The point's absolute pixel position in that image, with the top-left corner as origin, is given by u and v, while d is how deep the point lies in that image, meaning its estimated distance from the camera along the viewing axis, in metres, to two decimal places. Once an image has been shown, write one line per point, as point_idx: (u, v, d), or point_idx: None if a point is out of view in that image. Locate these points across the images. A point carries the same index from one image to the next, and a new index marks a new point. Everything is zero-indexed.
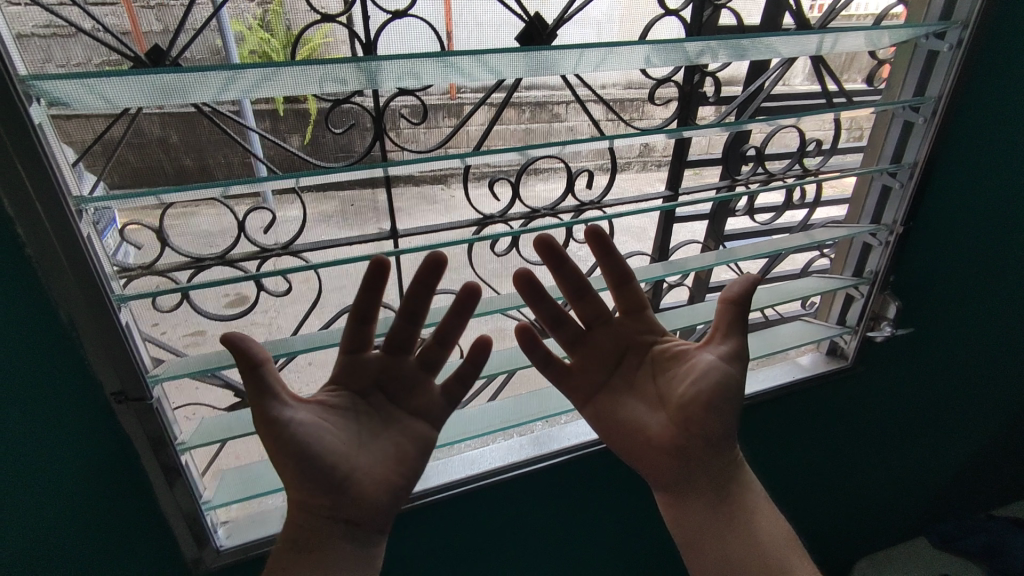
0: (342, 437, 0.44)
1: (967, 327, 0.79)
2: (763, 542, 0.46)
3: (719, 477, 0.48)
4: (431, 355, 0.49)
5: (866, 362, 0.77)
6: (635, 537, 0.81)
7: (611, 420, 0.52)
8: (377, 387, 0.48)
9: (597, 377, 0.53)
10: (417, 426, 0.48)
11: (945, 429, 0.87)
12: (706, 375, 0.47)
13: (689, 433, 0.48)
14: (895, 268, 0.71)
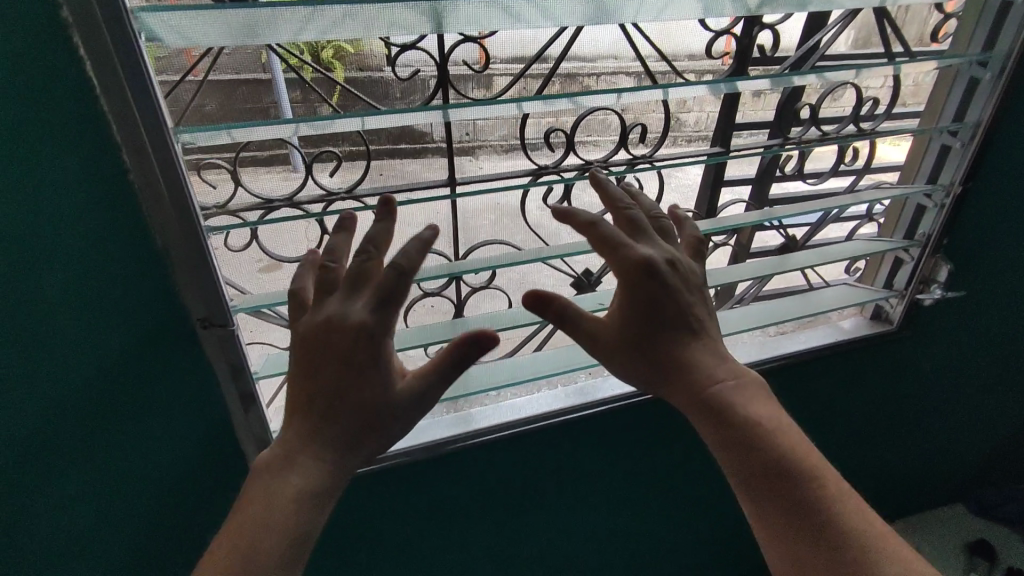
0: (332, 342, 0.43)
1: (1021, 292, 0.77)
2: (770, 446, 0.42)
3: (704, 384, 0.44)
4: None
5: (913, 326, 0.77)
6: (669, 491, 0.84)
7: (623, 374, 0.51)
8: None
9: None
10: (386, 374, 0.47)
11: (989, 397, 0.86)
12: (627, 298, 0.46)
13: (657, 360, 0.46)
14: (950, 230, 0.70)
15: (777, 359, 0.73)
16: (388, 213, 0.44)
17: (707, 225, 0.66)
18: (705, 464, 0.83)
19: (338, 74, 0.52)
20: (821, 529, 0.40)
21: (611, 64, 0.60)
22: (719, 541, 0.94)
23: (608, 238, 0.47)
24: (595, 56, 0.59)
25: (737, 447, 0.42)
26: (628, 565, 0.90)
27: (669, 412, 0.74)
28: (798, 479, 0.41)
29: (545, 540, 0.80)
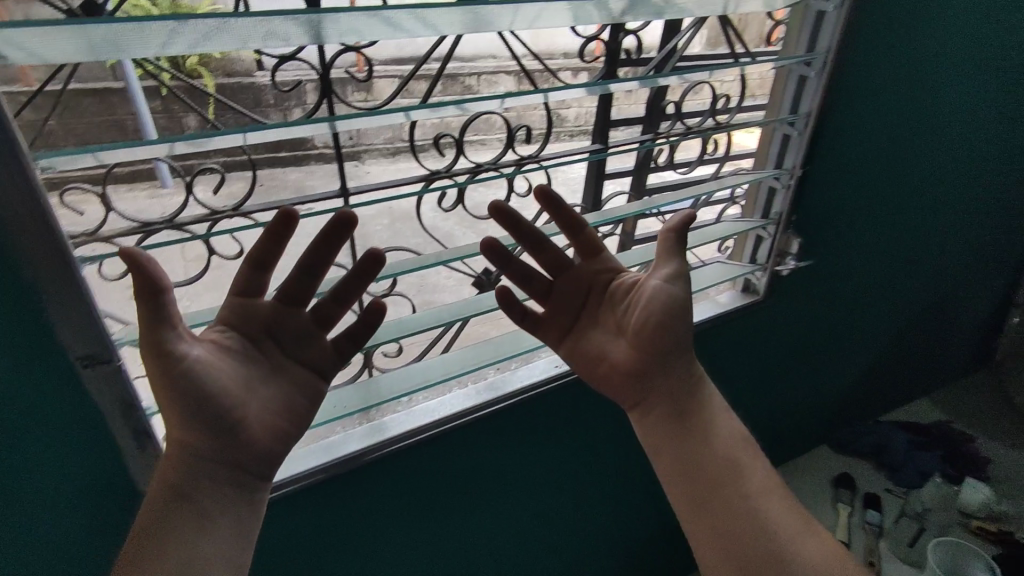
0: (229, 375, 0.45)
1: (855, 257, 0.90)
2: (717, 445, 0.54)
3: (689, 382, 0.56)
4: (325, 311, 0.51)
5: (777, 294, 0.87)
6: (587, 472, 0.88)
7: (581, 352, 0.59)
8: (265, 332, 0.48)
9: (565, 317, 0.60)
10: (306, 379, 0.49)
11: (840, 350, 1.00)
12: (653, 299, 0.54)
13: (661, 352, 0.55)
14: (796, 209, 0.81)
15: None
16: (283, 228, 0.46)
17: (594, 218, 0.71)
18: (616, 442, 0.88)
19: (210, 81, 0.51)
20: (753, 518, 0.51)
21: (492, 65, 0.69)
22: (636, 513, 1.00)
23: (593, 243, 0.59)
24: (475, 58, 0.66)
25: (696, 435, 0.54)
26: (556, 550, 0.94)
27: (578, 397, 0.79)
28: (737, 467, 0.53)
29: (474, 538, 0.82)
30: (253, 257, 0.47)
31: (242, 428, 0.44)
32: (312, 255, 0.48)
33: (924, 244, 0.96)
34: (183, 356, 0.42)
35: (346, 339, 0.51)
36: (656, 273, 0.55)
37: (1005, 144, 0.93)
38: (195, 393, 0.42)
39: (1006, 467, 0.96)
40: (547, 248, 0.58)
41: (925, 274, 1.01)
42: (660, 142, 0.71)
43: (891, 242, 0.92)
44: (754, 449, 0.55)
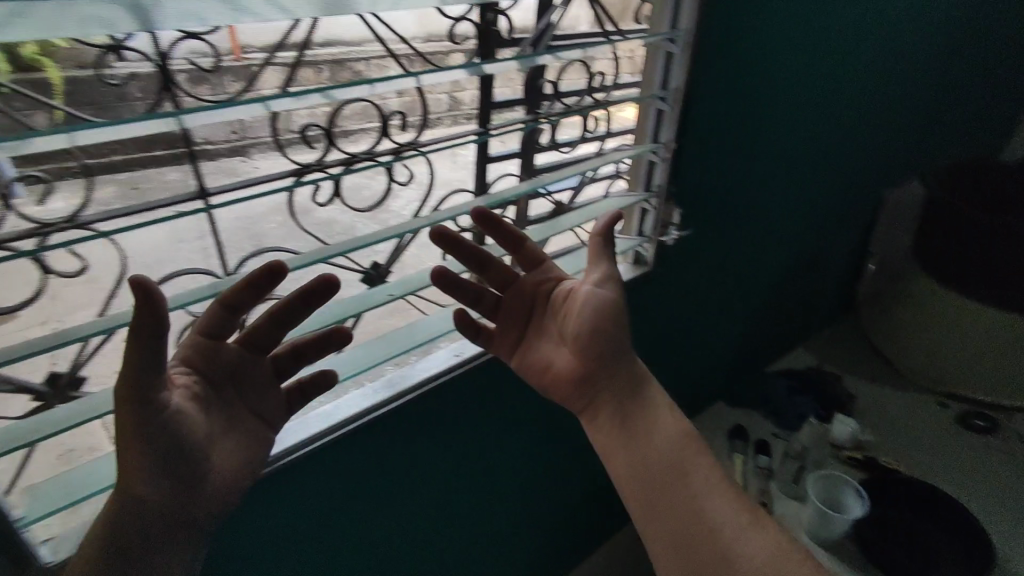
0: (194, 422, 0.49)
1: (730, 223, 0.96)
2: (657, 439, 0.60)
3: (632, 380, 0.63)
4: (281, 364, 0.57)
5: (664, 264, 0.91)
6: (499, 457, 0.89)
7: (531, 361, 0.66)
8: (226, 380, 0.53)
9: (515, 329, 0.67)
10: (257, 428, 0.55)
11: (725, 311, 1.07)
12: (583, 306, 0.61)
13: (599, 355, 0.62)
14: (673, 180, 0.84)
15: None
16: (267, 282, 0.50)
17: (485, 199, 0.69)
18: (525, 423, 0.89)
19: (53, 73, 0.50)
20: (691, 505, 0.57)
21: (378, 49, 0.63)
22: (551, 488, 1.03)
23: (538, 258, 0.66)
24: (361, 41, 0.62)
25: (638, 430, 0.61)
26: (476, 538, 0.94)
27: (482, 383, 0.79)
28: (676, 459, 0.59)
29: (390, 539, 0.80)
30: (227, 305, 0.51)
31: (199, 466, 0.49)
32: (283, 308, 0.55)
33: (790, 205, 1.05)
34: (155, 406, 0.44)
35: (297, 387, 0.58)
36: (589, 278, 0.62)
37: (851, 111, 1.03)
38: (162, 438, 0.45)
39: (867, 395, 1.06)
40: (490, 267, 0.65)
41: (793, 234, 1.10)
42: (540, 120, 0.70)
43: (761, 206, 0.99)
44: (698, 440, 0.61)
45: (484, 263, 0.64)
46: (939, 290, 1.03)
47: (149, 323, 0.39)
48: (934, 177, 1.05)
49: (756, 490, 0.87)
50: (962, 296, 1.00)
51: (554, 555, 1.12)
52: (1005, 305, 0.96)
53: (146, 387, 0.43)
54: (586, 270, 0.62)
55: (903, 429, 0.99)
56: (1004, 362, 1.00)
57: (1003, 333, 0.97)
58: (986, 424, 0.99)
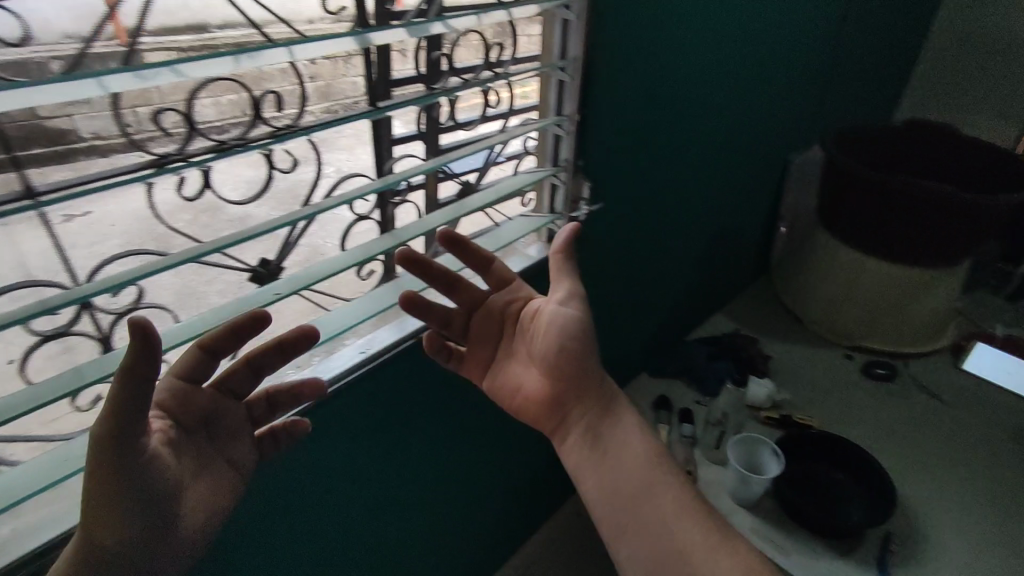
0: (171, 469, 0.47)
1: (641, 195, 0.96)
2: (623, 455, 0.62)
3: (598, 397, 0.65)
4: (253, 407, 0.58)
5: (577, 240, 0.90)
6: (419, 447, 0.86)
7: (499, 382, 0.68)
8: (199, 424, 0.52)
9: (485, 351, 0.69)
10: (228, 474, 0.53)
11: (643, 283, 1.07)
12: (549, 324, 0.62)
13: (566, 372, 0.64)
14: (580, 153, 0.82)
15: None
16: (253, 327, 0.50)
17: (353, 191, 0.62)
18: (443, 410, 0.87)
19: None
20: (660, 519, 0.58)
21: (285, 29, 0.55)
22: (477, 471, 1.02)
23: (503, 279, 0.68)
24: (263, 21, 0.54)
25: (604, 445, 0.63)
26: (400, 527, 0.92)
27: (394, 377, 0.75)
28: (644, 475, 0.61)
29: (307, 546, 0.76)
30: (207, 349, 0.50)
31: (167, 517, 0.47)
32: (260, 353, 0.55)
33: (698, 174, 1.06)
34: (130, 450, 0.43)
35: (269, 434, 0.57)
36: (554, 296, 0.63)
37: (752, 78, 1.05)
38: (132, 485, 0.44)
39: (780, 353, 1.10)
40: (460, 288, 0.67)
41: (704, 203, 1.12)
42: (438, 92, 0.65)
43: (670, 178, 0.99)
44: (665, 454, 0.63)
45: (454, 284, 0.66)
46: (843, 246, 1.09)
47: (145, 362, 0.40)
48: (833, 139, 1.06)
49: (681, 458, 0.88)
50: (864, 251, 1.06)
51: (483, 533, 1.13)
52: (903, 258, 1.02)
53: (130, 428, 0.42)
54: (549, 288, 0.64)
55: (811, 384, 1.03)
56: (901, 311, 1.07)
57: (902, 282, 1.04)
58: (886, 371, 1.04)
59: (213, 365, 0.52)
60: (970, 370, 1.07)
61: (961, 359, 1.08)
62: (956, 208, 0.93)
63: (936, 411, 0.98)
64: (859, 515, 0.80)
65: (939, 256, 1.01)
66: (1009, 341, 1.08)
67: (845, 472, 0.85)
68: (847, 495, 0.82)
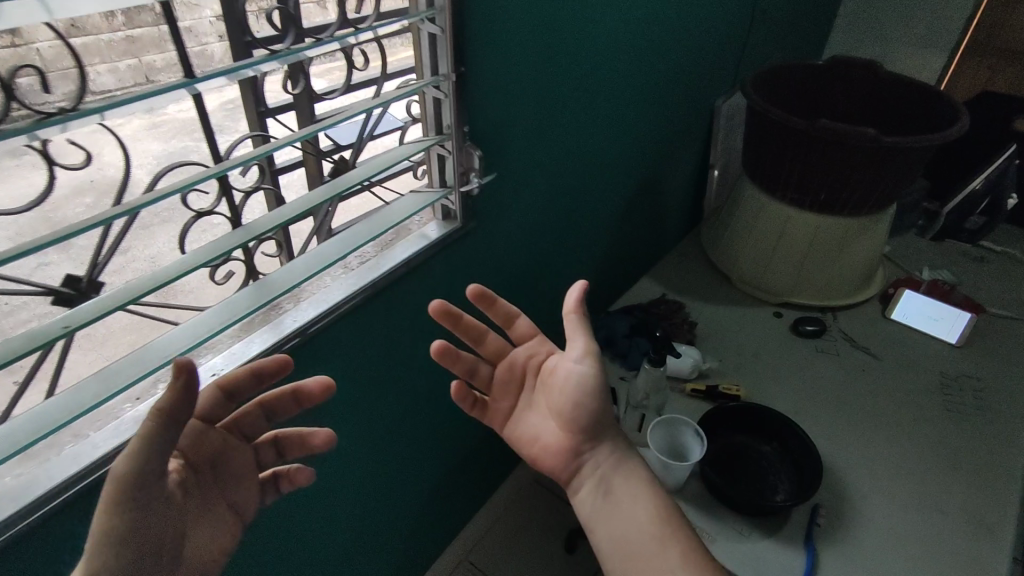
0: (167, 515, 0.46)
1: (542, 159, 0.87)
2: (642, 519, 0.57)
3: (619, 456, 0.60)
4: (261, 452, 0.58)
5: (473, 214, 0.81)
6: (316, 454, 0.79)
7: (518, 435, 0.63)
8: (207, 465, 0.52)
9: (506, 403, 0.64)
10: (225, 519, 0.53)
11: (553, 251, 1.01)
12: (566, 382, 0.58)
13: (586, 430, 0.59)
14: (465, 119, 0.72)
15: (355, 298, 0.72)
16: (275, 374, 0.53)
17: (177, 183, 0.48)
18: (337, 413, 0.79)
19: None
20: None
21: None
22: (392, 464, 0.96)
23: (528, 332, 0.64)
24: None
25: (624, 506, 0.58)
26: (308, 539, 0.85)
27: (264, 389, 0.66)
28: (661, 540, 0.56)
29: None
30: (228, 393, 0.52)
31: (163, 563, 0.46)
32: (273, 398, 0.56)
33: (608, 129, 0.98)
34: (146, 495, 0.42)
35: (269, 476, 0.58)
36: (570, 352, 0.58)
37: (659, 19, 0.95)
38: (136, 530, 0.43)
39: (706, 315, 1.05)
40: (487, 340, 0.64)
41: (616, 160, 1.05)
42: (281, 56, 0.50)
43: (574, 136, 0.91)
44: (675, 515, 0.58)
45: (481, 336, 0.63)
46: (768, 198, 1.03)
47: (181, 405, 0.40)
48: (754, 80, 0.97)
49: None
50: (788, 202, 1.00)
51: (410, 521, 1.08)
52: (825, 207, 0.97)
53: (150, 469, 0.41)
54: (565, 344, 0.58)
55: (738, 347, 0.99)
56: (827, 262, 1.02)
57: (827, 233, 0.99)
58: (815, 328, 1.00)
59: (226, 407, 0.53)
60: (897, 318, 1.03)
61: (889, 308, 1.04)
62: (873, 154, 0.87)
63: (863, 366, 0.95)
64: (785, 495, 0.76)
65: (864, 203, 0.95)
66: (934, 286, 1.04)
67: (774, 445, 0.82)
68: (775, 470, 0.79)
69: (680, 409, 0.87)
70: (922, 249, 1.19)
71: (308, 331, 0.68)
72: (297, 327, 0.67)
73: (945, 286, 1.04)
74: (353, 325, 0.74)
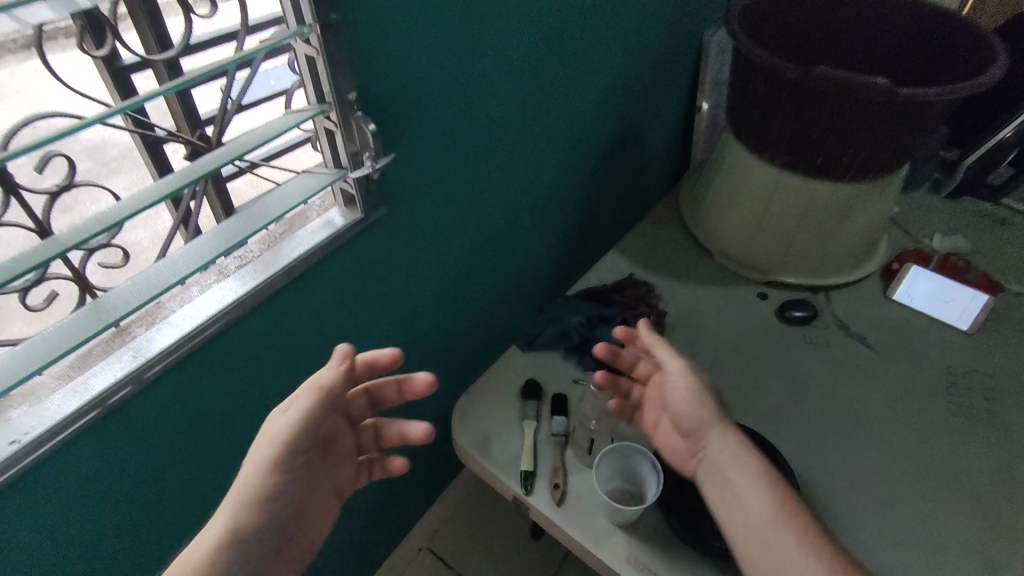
0: (299, 482, 0.55)
1: (473, 123, 0.70)
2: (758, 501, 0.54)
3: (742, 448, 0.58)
4: (373, 439, 0.64)
5: (382, 200, 0.65)
6: (208, 490, 0.67)
7: (664, 446, 0.64)
8: (325, 447, 0.59)
9: (649, 421, 0.65)
10: (329, 494, 0.59)
11: (501, 229, 0.85)
12: (670, 388, 0.60)
13: (698, 429, 0.59)
14: (349, 82, 0.54)
15: (219, 321, 0.57)
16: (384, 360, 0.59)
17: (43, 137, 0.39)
18: (232, 444, 0.67)
19: None
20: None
21: None
22: None
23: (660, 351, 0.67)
24: None
25: (750, 490, 0.55)
26: None
27: (106, 440, 0.54)
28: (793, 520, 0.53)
29: None
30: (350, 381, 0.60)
31: (292, 522, 0.55)
32: (377, 386, 0.62)
33: (561, 79, 0.80)
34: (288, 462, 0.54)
35: (368, 464, 0.63)
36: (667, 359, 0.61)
37: None
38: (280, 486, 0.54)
39: (679, 298, 0.91)
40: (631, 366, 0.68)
41: (576, 116, 0.87)
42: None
43: (515, 92, 0.73)
44: (792, 503, 0.55)
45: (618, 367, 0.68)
46: (754, 159, 0.85)
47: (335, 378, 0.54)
48: (742, 14, 0.78)
49: (550, 467, 0.71)
50: (779, 164, 0.83)
51: (355, 525, 0.99)
52: (822, 172, 0.80)
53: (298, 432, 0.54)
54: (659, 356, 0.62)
55: (714, 338, 0.85)
56: (822, 237, 0.87)
57: (824, 204, 0.83)
58: (804, 314, 0.86)
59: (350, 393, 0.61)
60: (900, 299, 0.89)
61: (891, 288, 0.89)
62: (886, 108, 0.69)
63: (858, 360, 0.82)
64: None
65: (870, 167, 0.78)
66: (947, 260, 0.89)
67: None
68: None
69: None
70: (936, 209, 1.03)
71: (151, 370, 0.54)
72: (127, 372, 0.52)
73: (959, 261, 0.88)
74: (227, 346, 0.60)
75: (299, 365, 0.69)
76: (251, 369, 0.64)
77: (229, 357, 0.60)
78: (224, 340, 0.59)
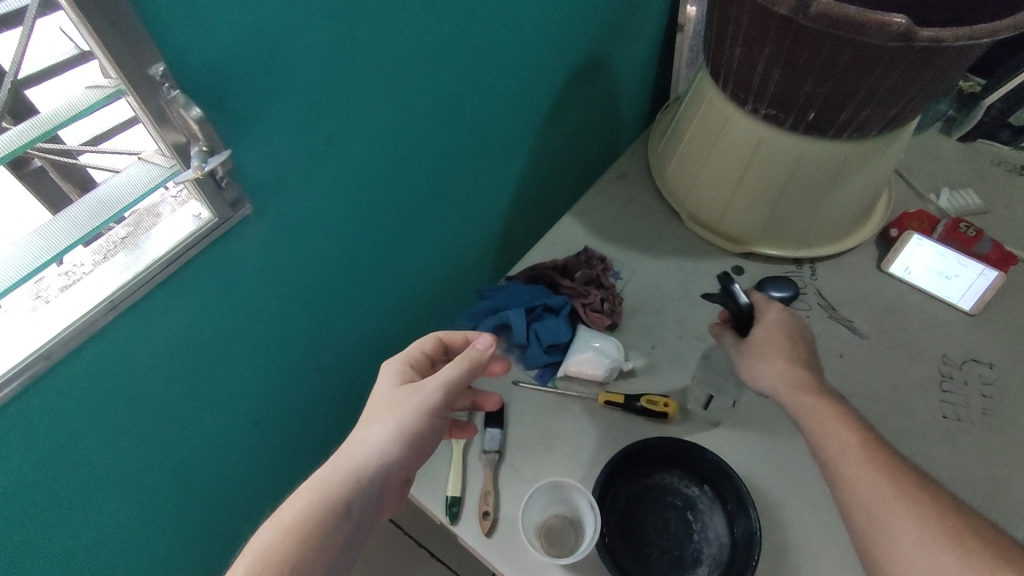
0: (425, 442, 0.52)
1: (362, 87, 0.54)
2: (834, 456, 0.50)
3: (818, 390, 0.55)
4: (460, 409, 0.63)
5: (243, 196, 0.51)
6: (80, 529, 0.58)
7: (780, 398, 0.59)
8: None
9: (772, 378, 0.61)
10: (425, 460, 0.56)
11: (422, 199, 0.71)
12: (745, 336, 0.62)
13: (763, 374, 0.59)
14: (146, 63, 0.38)
15: (16, 379, 0.43)
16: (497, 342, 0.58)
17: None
18: (101, 482, 0.57)
19: None
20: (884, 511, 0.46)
21: None
22: (241, 480, 0.77)
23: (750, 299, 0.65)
24: None
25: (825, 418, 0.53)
26: None
27: None
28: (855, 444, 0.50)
29: None
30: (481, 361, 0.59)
31: (389, 489, 0.50)
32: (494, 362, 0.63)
33: (490, 14, 0.62)
34: (428, 423, 0.51)
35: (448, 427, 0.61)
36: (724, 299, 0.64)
37: None
38: (415, 441, 0.50)
39: (642, 274, 0.78)
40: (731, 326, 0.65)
41: (516, 60, 0.70)
42: None
43: (423, 37, 0.56)
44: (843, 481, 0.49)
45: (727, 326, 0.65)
46: (732, 112, 0.70)
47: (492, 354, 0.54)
48: None
49: (481, 489, 0.62)
50: (763, 120, 0.67)
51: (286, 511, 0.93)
52: (816, 132, 0.65)
53: (448, 396, 0.52)
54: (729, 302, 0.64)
55: (679, 323, 0.74)
56: (814, 205, 0.73)
57: (816, 167, 0.68)
58: (783, 294, 0.74)
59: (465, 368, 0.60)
60: (896, 273, 0.77)
61: (886, 261, 0.77)
62: (903, 57, 0.53)
63: (841, 349, 0.71)
64: (711, 566, 0.58)
65: (880, 122, 0.63)
66: (954, 229, 0.74)
67: (704, 489, 0.62)
68: (699, 526, 0.61)
69: (586, 431, 0.65)
70: (946, 156, 0.88)
71: None
72: None
73: (969, 230, 0.73)
74: (59, 393, 0.47)
75: (177, 388, 0.57)
76: (104, 406, 0.52)
77: (64, 401, 0.48)
78: (49, 386, 0.46)
